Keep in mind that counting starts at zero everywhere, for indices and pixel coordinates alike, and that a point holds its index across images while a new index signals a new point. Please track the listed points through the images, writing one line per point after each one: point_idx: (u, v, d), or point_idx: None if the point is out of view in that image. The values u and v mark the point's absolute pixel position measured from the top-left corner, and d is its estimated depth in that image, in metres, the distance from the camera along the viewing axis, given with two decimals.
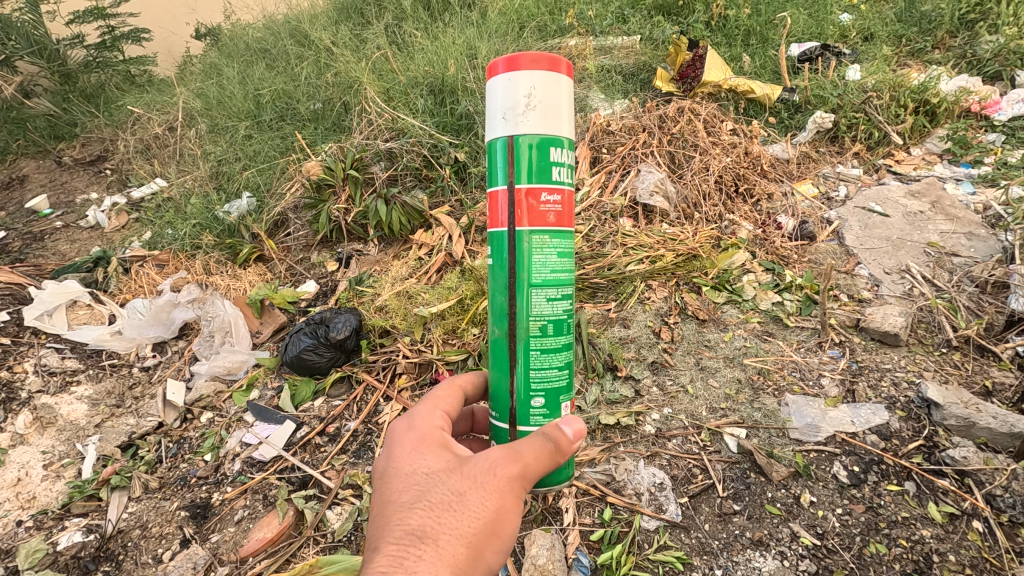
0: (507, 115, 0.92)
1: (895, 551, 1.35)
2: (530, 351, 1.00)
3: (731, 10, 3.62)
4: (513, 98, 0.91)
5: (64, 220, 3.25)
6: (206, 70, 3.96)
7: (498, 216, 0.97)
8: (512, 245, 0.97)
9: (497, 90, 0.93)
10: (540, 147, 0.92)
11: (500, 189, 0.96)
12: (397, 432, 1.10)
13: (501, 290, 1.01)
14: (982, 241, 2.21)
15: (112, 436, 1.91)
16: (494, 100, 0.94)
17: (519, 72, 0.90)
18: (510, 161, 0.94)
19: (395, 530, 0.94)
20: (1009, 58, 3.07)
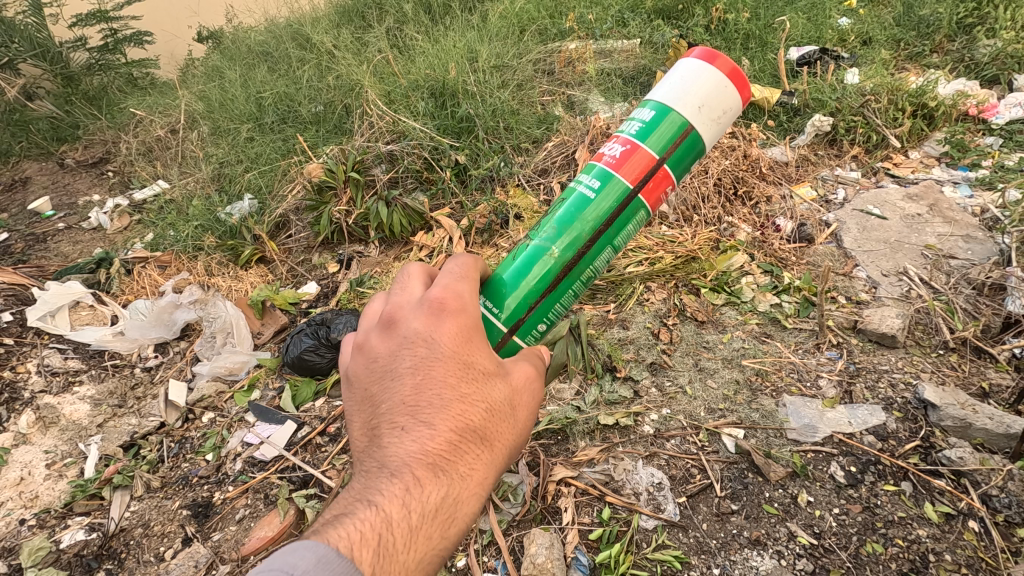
0: (701, 108, 0.99)
1: (891, 550, 1.36)
2: (570, 288, 1.05)
3: (730, 14, 3.64)
4: (712, 102, 1.00)
5: (66, 222, 3.26)
6: (208, 73, 3.98)
7: (634, 168, 1.00)
8: (625, 205, 1.01)
9: (700, 83, 1.00)
10: (692, 159, 1.04)
11: (652, 153, 1.00)
12: (442, 310, 0.95)
13: (587, 226, 1.01)
14: (980, 244, 2.22)
15: (115, 436, 1.93)
16: (692, 78, 1.00)
17: (717, 72, 1.00)
18: (676, 147, 1.00)
19: (454, 426, 0.90)
20: (1006, 62, 3.08)
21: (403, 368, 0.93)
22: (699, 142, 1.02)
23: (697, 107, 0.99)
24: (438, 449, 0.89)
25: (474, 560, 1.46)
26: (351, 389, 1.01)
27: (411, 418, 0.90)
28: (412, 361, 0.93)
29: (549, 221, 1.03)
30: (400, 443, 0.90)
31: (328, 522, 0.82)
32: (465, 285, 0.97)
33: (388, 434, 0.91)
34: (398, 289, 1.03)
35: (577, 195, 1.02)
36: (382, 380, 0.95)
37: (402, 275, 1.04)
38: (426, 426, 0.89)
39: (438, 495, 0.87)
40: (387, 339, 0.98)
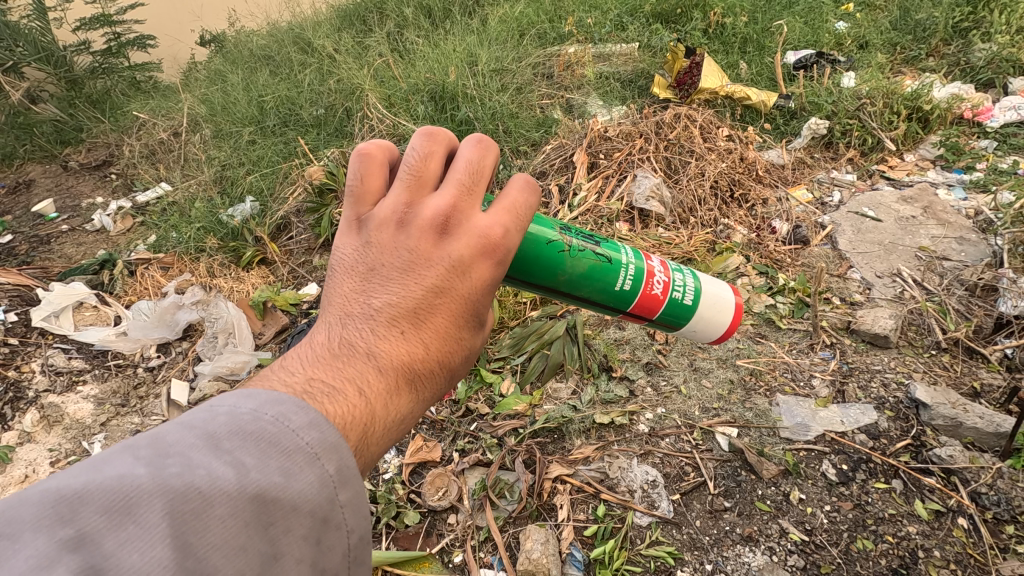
0: (693, 328, 1.17)
1: (881, 546, 1.39)
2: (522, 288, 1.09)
3: (728, 18, 3.67)
4: (707, 330, 1.18)
5: (70, 224, 3.30)
6: (210, 76, 4.02)
7: (644, 305, 1.10)
8: (611, 309, 1.12)
9: (722, 320, 1.17)
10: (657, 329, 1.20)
11: (658, 309, 1.11)
12: (486, 249, 0.86)
13: (591, 294, 1.08)
14: (973, 246, 2.24)
15: (119, 434, 1.97)
16: (724, 304, 1.17)
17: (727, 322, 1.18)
18: (668, 324, 1.16)
19: (443, 357, 0.88)
20: (1001, 66, 3.11)
21: (428, 278, 0.84)
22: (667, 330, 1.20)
23: (694, 323, 1.16)
24: (421, 370, 0.86)
25: (471, 556, 1.49)
26: (350, 257, 0.88)
27: (412, 327, 0.85)
28: (437, 281, 0.85)
29: (586, 260, 1.04)
30: (396, 347, 0.84)
31: (311, 395, 0.74)
32: (517, 238, 0.89)
33: (384, 332, 0.83)
34: (460, 189, 0.87)
35: (615, 271, 1.07)
36: (396, 275, 0.85)
37: (471, 168, 0.88)
38: (422, 344, 0.86)
39: (405, 411, 0.85)
40: (422, 237, 0.85)
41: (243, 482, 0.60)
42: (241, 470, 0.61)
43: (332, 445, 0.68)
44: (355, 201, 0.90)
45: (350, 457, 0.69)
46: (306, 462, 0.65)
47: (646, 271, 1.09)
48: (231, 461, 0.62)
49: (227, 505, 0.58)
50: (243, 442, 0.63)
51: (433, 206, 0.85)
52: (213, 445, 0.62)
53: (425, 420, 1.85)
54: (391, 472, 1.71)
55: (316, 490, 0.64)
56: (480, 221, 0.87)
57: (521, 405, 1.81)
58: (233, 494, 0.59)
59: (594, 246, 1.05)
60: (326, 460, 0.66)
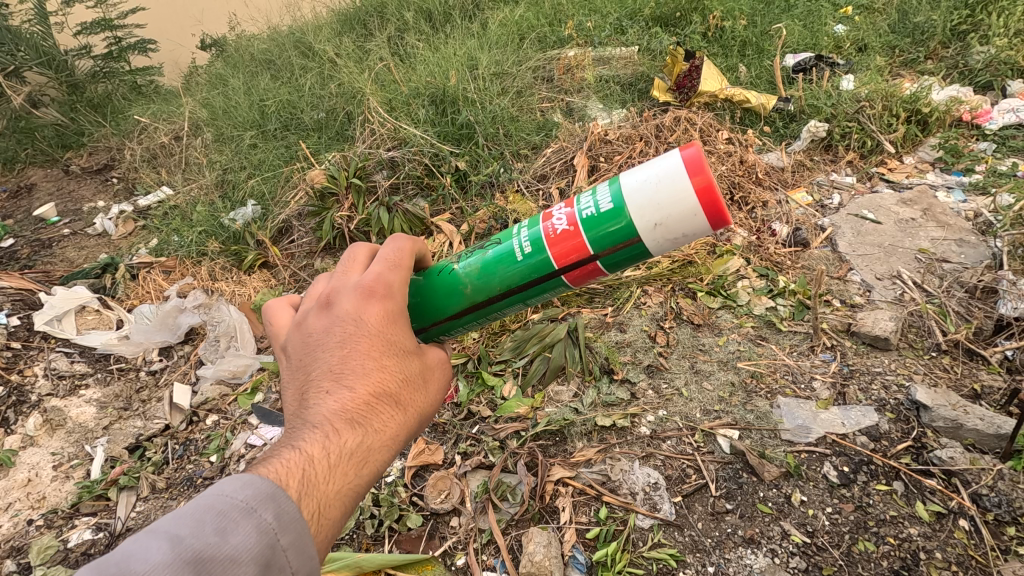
0: (656, 225, 0.83)
1: (883, 548, 1.40)
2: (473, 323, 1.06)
3: (727, 21, 3.69)
4: (680, 221, 0.81)
5: (72, 227, 3.31)
6: (211, 81, 4.03)
7: (562, 254, 0.91)
8: (543, 282, 0.95)
9: (688, 201, 0.80)
10: (629, 262, 0.89)
11: (574, 234, 0.89)
12: (372, 291, 0.98)
13: (504, 279, 0.98)
14: (972, 248, 2.25)
15: (121, 438, 1.97)
16: (663, 174, 0.82)
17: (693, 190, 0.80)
18: (609, 243, 0.87)
19: (373, 388, 0.93)
20: (999, 69, 3.13)
21: (331, 340, 0.96)
22: (648, 252, 0.87)
23: (659, 213, 0.82)
24: (354, 407, 0.91)
25: (473, 559, 1.49)
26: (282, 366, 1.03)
27: (334, 381, 0.93)
28: (340, 335, 0.95)
29: (474, 260, 1.01)
30: (321, 398, 0.92)
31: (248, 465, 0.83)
32: (395, 274, 1.01)
33: (310, 396, 0.92)
34: (338, 273, 1.04)
35: (506, 245, 0.98)
36: (310, 352, 0.97)
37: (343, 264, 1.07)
38: (346, 388, 0.92)
39: (353, 445, 0.89)
40: (320, 317, 0.99)
41: (179, 548, 0.66)
42: (175, 540, 0.67)
43: (266, 496, 0.74)
44: (276, 341, 1.08)
45: (286, 503, 0.75)
46: (241, 516, 0.71)
47: (535, 220, 0.96)
48: (167, 537, 0.67)
49: (167, 569, 0.64)
50: (176, 519, 0.69)
51: (320, 296, 1.03)
52: (148, 531, 0.68)
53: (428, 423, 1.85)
54: (394, 476, 1.71)
55: (254, 536, 0.70)
56: (358, 279, 1.00)
57: (523, 408, 1.82)
58: (171, 560, 0.65)
59: (483, 244, 1.02)
60: (262, 511, 0.72)
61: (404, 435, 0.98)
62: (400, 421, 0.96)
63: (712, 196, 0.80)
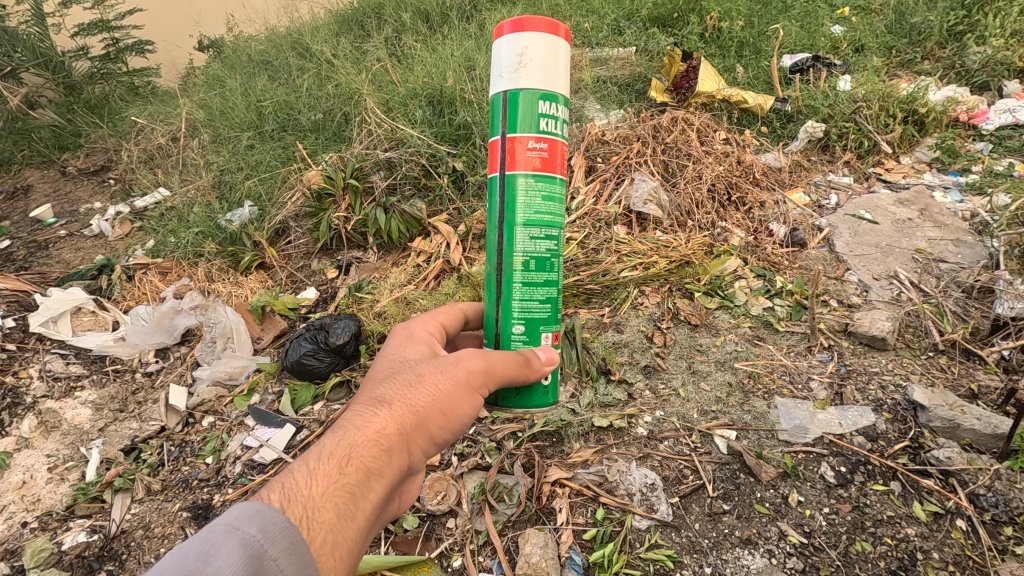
0: (508, 72, 1.01)
1: (880, 548, 1.39)
2: (513, 283, 1.10)
3: (724, 22, 3.69)
4: (513, 55, 1.01)
5: (68, 229, 3.30)
6: (209, 82, 4.03)
7: (495, 159, 1.07)
8: (503, 190, 1.07)
9: (502, 44, 1.02)
10: (533, 111, 1.01)
11: (493, 141, 1.07)
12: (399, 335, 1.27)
13: (490, 227, 1.12)
14: (969, 248, 2.25)
15: (116, 439, 1.96)
16: (499, 53, 1.04)
17: (517, 30, 0.99)
18: (500, 119, 1.04)
19: (366, 400, 1.08)
20: (996, 69, 3.14)
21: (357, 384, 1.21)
22: (529, 88, 1.00)
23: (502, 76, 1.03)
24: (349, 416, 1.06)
25: (470, 560, 1.48)
26: None
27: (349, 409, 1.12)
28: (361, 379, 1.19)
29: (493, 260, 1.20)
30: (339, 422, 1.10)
31: None
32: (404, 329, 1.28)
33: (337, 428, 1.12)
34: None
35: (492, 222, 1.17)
36: None
37: None
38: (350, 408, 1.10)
39: (338, 442, 0.99)
40: None
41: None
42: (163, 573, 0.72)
43: (246, 516, 0.82)
44: None
45: (269, 515, 0.84)
46: (226, 536, 0.79)
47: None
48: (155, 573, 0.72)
49: None
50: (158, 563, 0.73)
51: None
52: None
53: None
54: None
55: (242, 550, 0.78)
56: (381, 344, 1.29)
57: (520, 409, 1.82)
58: None
59: None
60: (246, 527, 0.81)
61: (398, 426, 1.04)
62: (388, 415, 1.04)
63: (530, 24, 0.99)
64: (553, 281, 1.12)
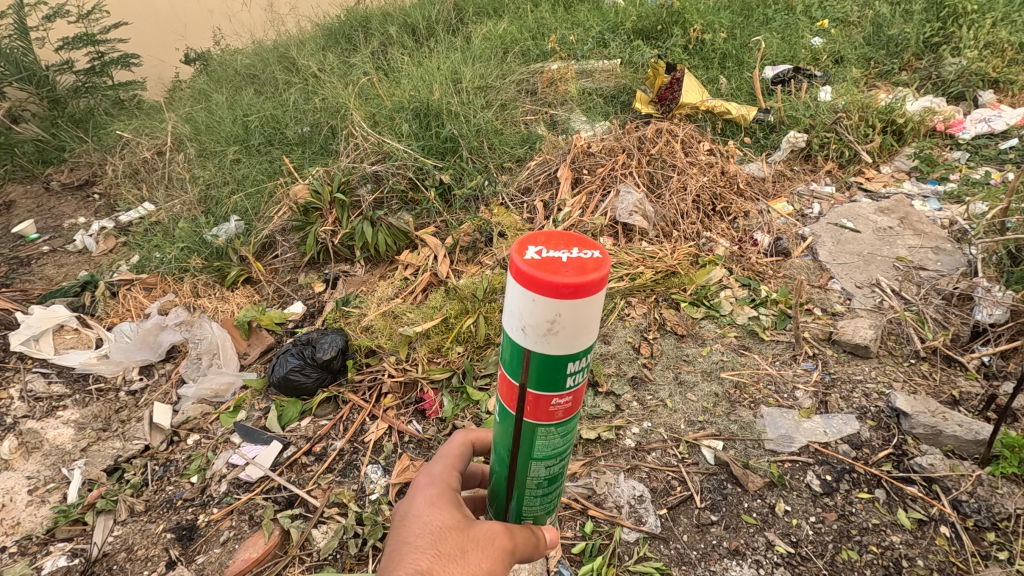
0: (527, 330, 0.66)
1: (866, 557, 1.41)
2: (526, 501, 0.87)
3: (707, 34, 3.75)
4: (533, 311, 0.64)
5: (52, 244, 3.27)
6: (195, 96, 4.02)
7: (524, 405, 0.74)
8: (519, 432, 0.78)
9: (529, 296, 0.63)
10: (554, 378, 0.69)
11: (512, 377, 0.72)
12: (416, 487, 0.96)
13: (499, 438, 0.83)
14: (948, 255, 2.29)
15: (99, 460, 1.92)
16: (529, 313, 0.64)
17: (557, 292, 0.61)
18: (518, 366, 0.70)
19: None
20: (971, 79, 3.22)
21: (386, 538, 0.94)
22: (567, 351, 0.66)
23: (520, 316, 0.66)
24: None
25: None
26: None
27: None
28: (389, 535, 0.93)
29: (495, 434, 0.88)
30: None
31: None
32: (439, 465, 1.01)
33: None
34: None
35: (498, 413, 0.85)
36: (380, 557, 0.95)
37: None
38: None
39: None
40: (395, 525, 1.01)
41: None
42: None
43: None
44: None
45: None
46: None
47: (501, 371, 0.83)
48: None
49: None
50: None
51: None
52: None
53: (412, 440, 1.87)
54: (377, 493, 1.72)
55: None
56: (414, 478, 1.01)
57: None
58: None
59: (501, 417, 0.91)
60: None
61: None
62: None
63: (567, 281, 0.61)
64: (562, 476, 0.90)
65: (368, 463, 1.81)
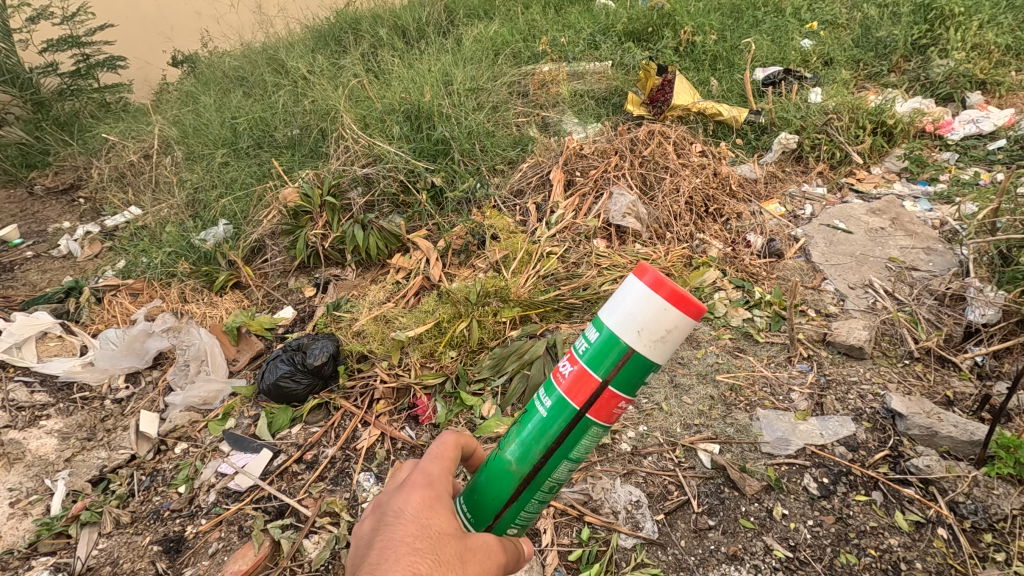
0: (641, 333, 0.78)
1: (864, 560, 1.40)
2: (532, 498, 0.96)
3: (698, 36, 3.75)
4: (655, 319, 0.77)
5: (36, 250, 3.21)
6: (182, 98, 3.97)
7: (595, 405, 0.86)
8: (571, 425, 0.89)
9: (645, 307, 0.78)
10: (641, 382, 0.84)
11: (592, 372, 0.84)
12: (410, 482, 0.88)
13: (532, 436, 0.92)
14: (940, 256, 2.30)
15: (83, 470, 1.88)
16: (640, 317, 0.78)
17: (670, 310, 0.76)
18: (610, 365, 0.83)
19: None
20: (959, 81, 3.25)
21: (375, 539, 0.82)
22: (655, 360, 0.82)
23: (637, 321, 0.78)
24: None
25: None
26: None
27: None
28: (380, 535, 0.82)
29: (512, 434, 0.96)
30: None
31: None
32: (437, 464, 0.93)
33: None
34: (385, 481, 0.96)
35: (533, 410, 0.94)
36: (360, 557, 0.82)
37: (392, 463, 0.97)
38: None
39: None
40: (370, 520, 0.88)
41: None
42: None
43: None
44: None
45: None
46: None
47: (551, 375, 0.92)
48: None
49: None
50: None
51: None
52: None
53: (405, 446, 1.84)
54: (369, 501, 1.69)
55: None
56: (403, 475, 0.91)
57: (502, 427, 1.79)
58: None
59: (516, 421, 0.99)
60: None
61: None
62: None
63: (675, 296, 0.76)
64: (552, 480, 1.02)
65: (360, 471, 1.78)
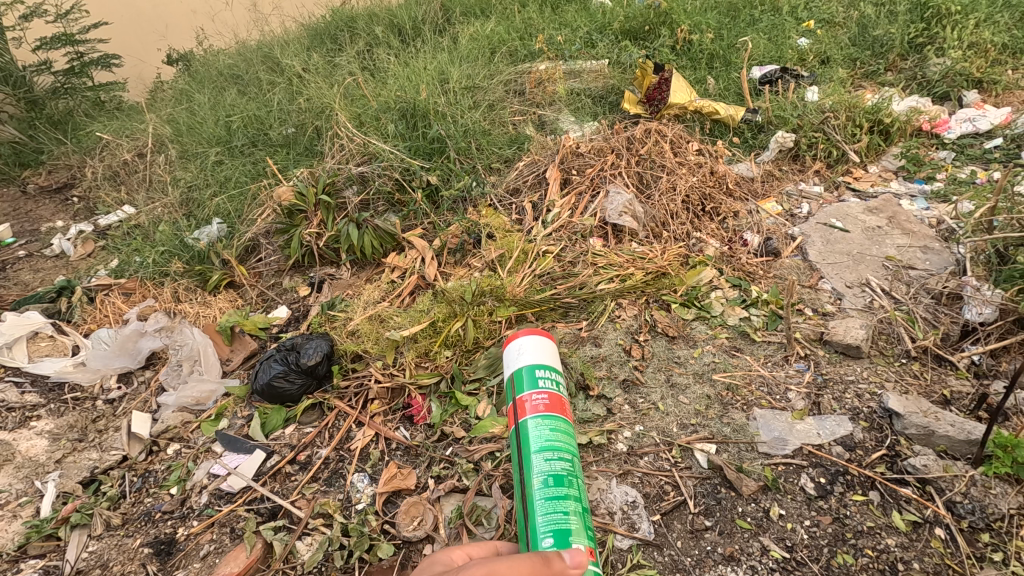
0: (511, 365, 1.48)
1: (862, 561, 1.39)
2: (536, 500, 1.22)
3: (694, 35, 3.75)
4: (511, 350, 1.50)
5: (28, 249, 3.18)
6: (176, 97, 3.94)
7: (521, 411, 1.37)
8: (519, 436, 1.34)
9: (508, 349, 1.52)
10: (534, 380, 1.41)
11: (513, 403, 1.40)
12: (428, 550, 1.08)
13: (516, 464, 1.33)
14: (937, 254, 2.29)
15: (74, 472, 1.86)
16: (511, 357, 1.48)
17: (517, 341, 1.51)
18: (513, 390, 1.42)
19: None
20: (955, 79, 3.25)
21: None
22: (528, 362, 1.45)
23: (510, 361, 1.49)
24: None
25: None
26: None
27: None
28: None
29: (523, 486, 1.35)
30: None
31: None
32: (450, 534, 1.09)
33: None
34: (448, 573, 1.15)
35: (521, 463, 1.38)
36: None
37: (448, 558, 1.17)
38: None
39: None
40: None
41: None
42: None
43: None
44: None
45: None
46: None
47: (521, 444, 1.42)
48: None
49: None
50: None
51: None
52: None
53: (400, 447, 1.82)
54: (363, 503, 1.67)
55: None
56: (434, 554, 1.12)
57: (497, 427, 1.77)
58: None
59: None
60: None
61: None
62: None
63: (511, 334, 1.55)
64: (576, 497, 1.24)
65: (354, 472, 1.76)
